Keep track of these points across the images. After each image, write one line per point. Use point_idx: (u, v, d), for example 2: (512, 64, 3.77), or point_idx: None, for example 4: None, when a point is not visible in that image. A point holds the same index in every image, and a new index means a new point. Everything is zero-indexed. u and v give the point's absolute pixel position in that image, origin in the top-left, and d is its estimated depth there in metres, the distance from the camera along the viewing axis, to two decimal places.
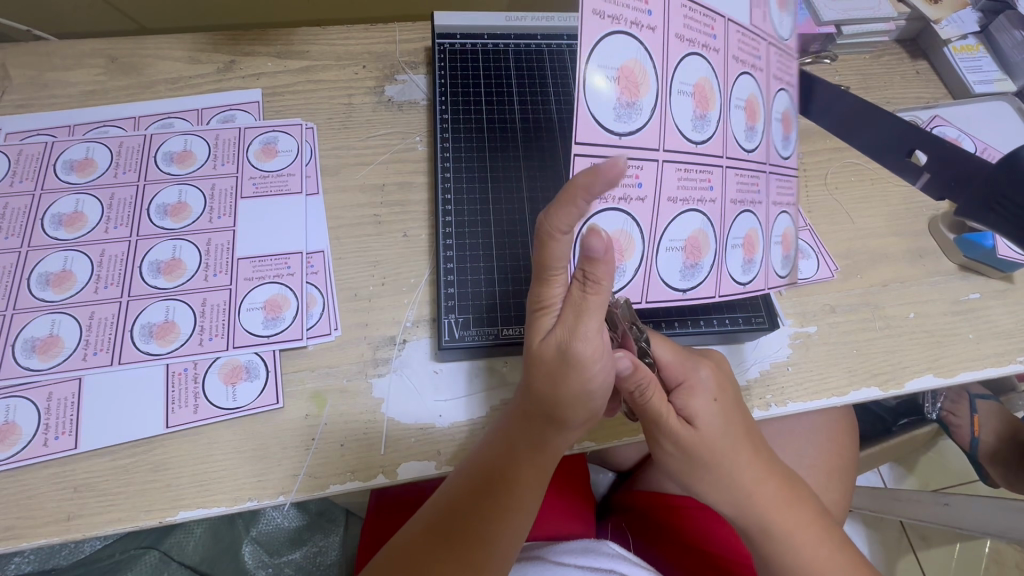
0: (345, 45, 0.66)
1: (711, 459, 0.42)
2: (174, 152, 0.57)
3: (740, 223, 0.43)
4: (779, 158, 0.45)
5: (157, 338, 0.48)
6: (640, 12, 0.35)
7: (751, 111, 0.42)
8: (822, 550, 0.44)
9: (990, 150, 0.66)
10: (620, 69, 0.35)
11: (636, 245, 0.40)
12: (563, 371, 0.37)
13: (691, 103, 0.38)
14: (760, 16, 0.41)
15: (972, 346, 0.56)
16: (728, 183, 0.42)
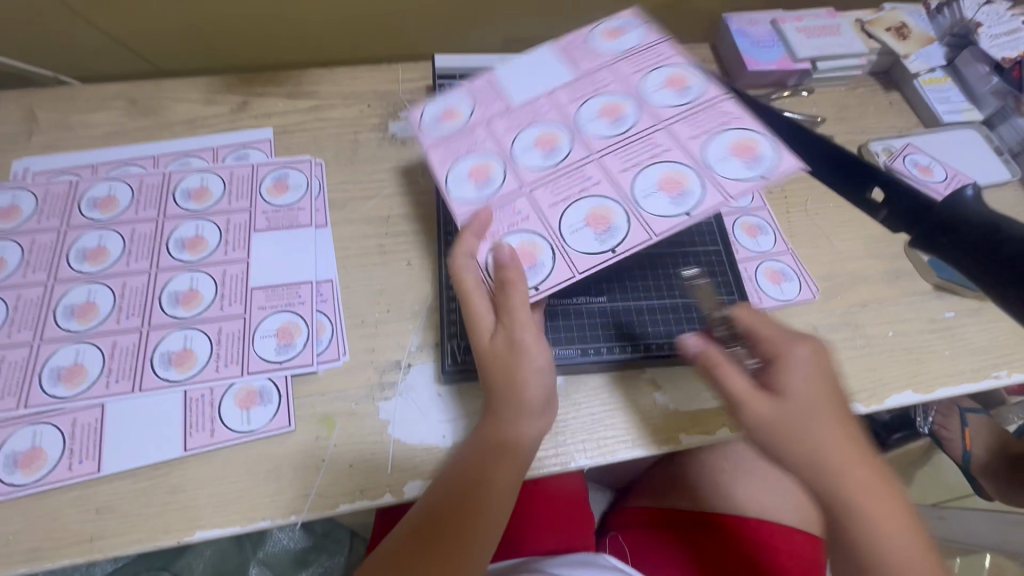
0: (351, 85, 0.71)
1: (794, 428, 0.43)
2: (191, 189, 0.60)
3: (644, 178, 0.51)
4: (672, 108, 0.54)
5: (176, 366, 0.51)
6: (471, 140, 0.55)
7: (611, 107, 0.55)
8: (920, 554, 0.41)
9: (961, 176, 0.70)
10: (470, 171, 0.53)
11: (539, 247, 0.49)
12: (512, 363, 0.46)
13: (537, 149, 0.53)
14: (586, 63, 0.58)
15: (948, 363, 0.59)
16: (610, 165, 0.52)
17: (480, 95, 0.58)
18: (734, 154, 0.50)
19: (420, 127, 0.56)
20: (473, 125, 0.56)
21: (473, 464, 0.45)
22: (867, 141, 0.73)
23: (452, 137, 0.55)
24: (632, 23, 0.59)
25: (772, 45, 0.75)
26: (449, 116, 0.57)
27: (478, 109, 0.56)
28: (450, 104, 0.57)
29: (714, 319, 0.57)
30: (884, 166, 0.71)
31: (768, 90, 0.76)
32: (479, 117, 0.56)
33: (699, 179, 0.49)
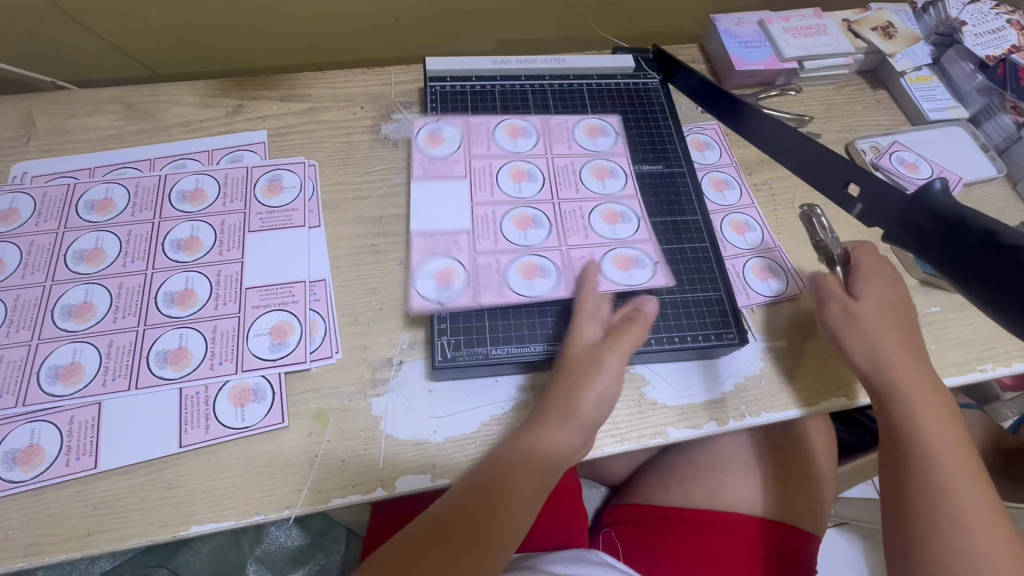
0: (345, 88, 0.72)
1: (866, 323, 0.54)
2: (186, 191, 0.61)
3: (586, 185, 0.64)
4: (539, 145, 0.66)
5: (171, 364, 0.52)
6: (484, 267, 0.57)
7: (515, 174, 0.64)
8: (950, 437, 0.50)
9: (947, 173, 0.71)
10: (527, 278, 0.57)
11: (629, 252, 0.60)
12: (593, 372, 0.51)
13: (527, 229, 0.60)
14: (437, 171, 0.63)
15: (934, 357, 0.60)
16: (567, 198, 0.63)
17: (443, 245, 0.59)
18: (590, 134, 0.68)
19: (446, 307, 0.56)
20: (473, 263, 0.58)
21: (515, 461, 0.47)
22: (855, 139, 0.74)
23: (474, 285, 0.56)
24: (434, 123, 0.67)
25: (759, 45, 0.76)
26: (445, 279, 0.57)
27: (458, 253, 0.58)
28: (435, 268, 0.58)
29: (700, 315, 0.58)
30: (870, 163, 0.72)
31: (756, 89, 0.77)
32: (465, 255, 0.58)
33: (609, 160, 0.66)
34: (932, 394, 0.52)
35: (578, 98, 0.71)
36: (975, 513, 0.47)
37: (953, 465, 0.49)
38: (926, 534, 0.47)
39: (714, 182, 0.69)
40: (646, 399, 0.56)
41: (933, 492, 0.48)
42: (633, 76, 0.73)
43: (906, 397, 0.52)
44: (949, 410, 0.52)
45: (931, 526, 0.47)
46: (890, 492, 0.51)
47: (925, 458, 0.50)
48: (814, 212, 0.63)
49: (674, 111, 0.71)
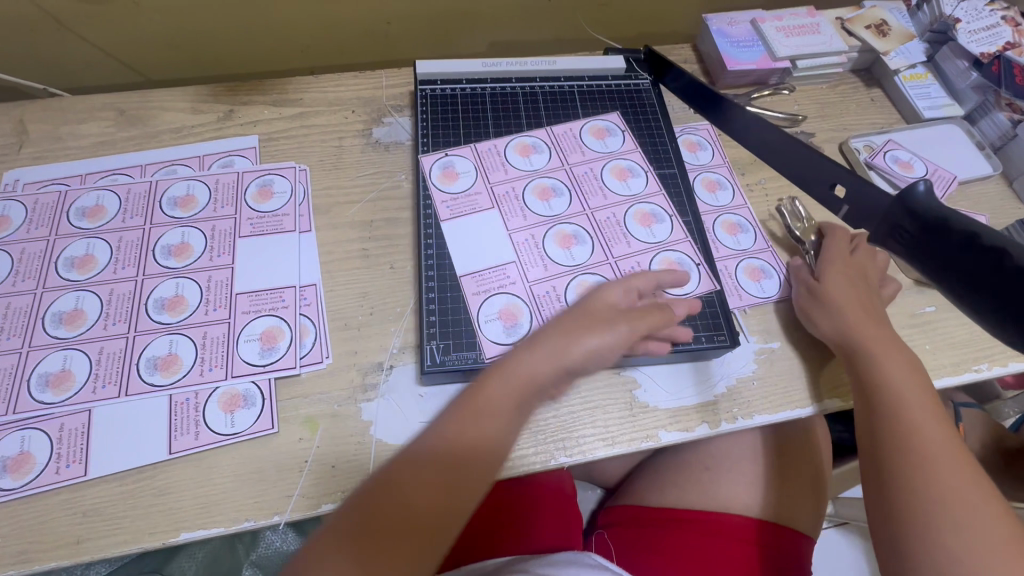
0: (336, 92, 0.72)
1: (830, 298, 0.57)
2: (177, 197, 0.61)
3: (611, 189, 0.64)
4: (551, 157, 0.66)
5: (161, 370, 0.52)
6: (544, 297, 0.57)
7: (540, 193, 0.63)
8: (919, 403, 0.50)
9: (941, 172, 0.70)
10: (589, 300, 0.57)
11: (672, 254, 0.61)
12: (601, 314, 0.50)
13: (568, 249, 0.60)
14: (456, 205, 0.62)
15: (928, 357, 0.59)
16: (595, 205, 0.63)
17: (495, 284, 0.57)
18: (596, 136, 0.68)
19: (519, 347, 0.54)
20: (534, 299, 0.57)
21: (493, 388, 0.47)
22: (849, 138, 0.74)
23: (541, 317, 0.56)
24: (445, 157, 0.65)
25: (751, 45, 0.75)
26: (511, 318, 0.56)
27: (514, 288, 0.57)
28: (497, 308, 0.56)
29: (692, 317, 0.58)
30: (864, 162, 0.71)
31: (749, 89, 0.77)
32: (521, 287, 0.57)
33: (630, 162, 0.66)
34: (901, 362, 0.53)
35: (569, 100, 0.70)
36: (952, 469, 0.46)
37: (924, 425, 0.49)
38: (905, 496, 0.46)
39: (706, 183, 0.68)
40: (637, 402, 0.55)
41: (906, 452, 0.48)
42: (625, 77, 0.73)
43: (870, 365, 0.53)
44: (919, 377, 0.52)
45: (906, 486, 0.46)
46: (867, 461, 0.50)
47: (896, 420, 0.50)
48: (793, 205, 0.65)
49: (665, 111, 0.71)
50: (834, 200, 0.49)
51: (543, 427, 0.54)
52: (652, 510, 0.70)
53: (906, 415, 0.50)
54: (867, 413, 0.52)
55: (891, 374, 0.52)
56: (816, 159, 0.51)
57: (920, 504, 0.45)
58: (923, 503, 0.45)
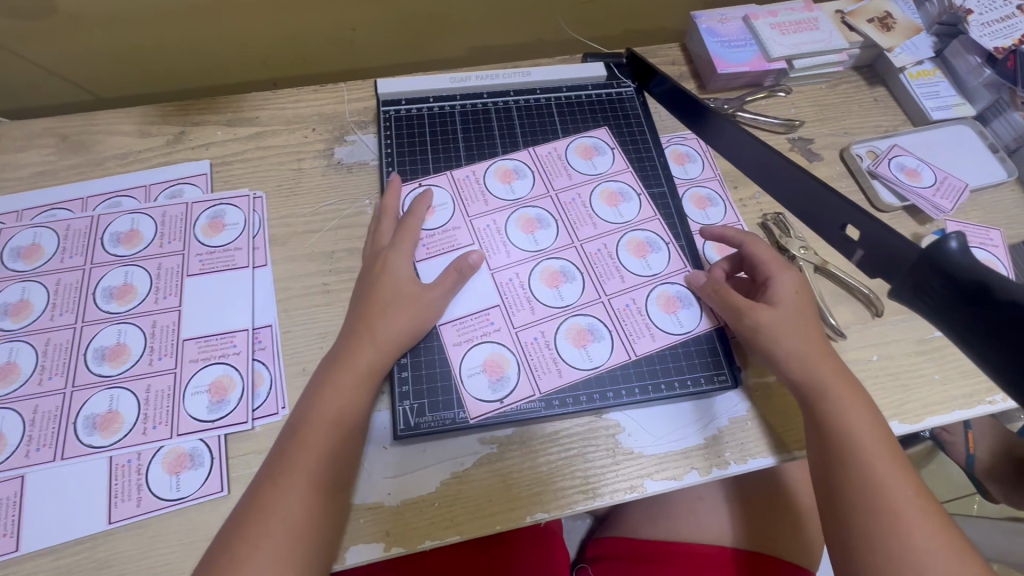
0: (295, 108, 0.66)
1: (784, 330, 0.49)
2: (120, 232, 0.57)
3: (600, 216, 0.60)
4: (532, 182, 0.61)
5: (101, 430, 0.48)
6: (530, 344, 0.53)
7: (525, 225, 0.59)
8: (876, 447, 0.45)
9: (952, 179, 0.64)
10: (576, 344, 0.53)
11: (669, 289, 0.57)
12: (381, 287, 0.51)
13: (553, 289, 0.56)
14: (438, 246, 0.57)
15: (938, 388, 0.55)
16: (586, 236, 0.59)
17: (478, 331, 0.53)
18: (582, 156, 0.63)
19: (508, 406, 0.51)
20: (520, 347, 0.53)
21: (330, 409, 0.46)
22: (850, 143, 0.68)
23: (529, 368, 0.52)
24: (418, 189, 0.60)
25: (744, 44, 0.70)
26: (495, 371, 0.52)
27: (498, 335, 0.53)
28: (480, 360, 0.52)
29: (689, 356, 0.54)
30: (867, 170, 0.66)
31: (742, 92, 0.72)
32: (506, 334, 0.53)
33: (621, 186, 0.62)
34: (853, 397, 0.47)
35: (546, 114, 0.65)
36: (904, 510, 0.42)
37: (876, 458, 0.45)
38: (859, 537, 0.43)
39: (696, 199, 0.63)
40: (621, 447, 0.51)
41: (857, 492, 0.44)
42: (606, 85, 0.68)
43: (832, 399, 0.47)
44: (870, 405, 0.47)
45: (861, 527, 0.43)
46: (829, 520, 0.45)
47: (849, 456, 0.45)
48: (778, 217, 0.61)
49: (650, 122, 0.66)
50: (847, 244, 0.45)
51: (518, 481, 0.49)
52: (643, 544, 0.65)
53: (858, 453, 0.45)
54: (825, 465, 0.46)
55: (848, 405, 0.47)
56: (826, 198, 0.46)
57: (873, 544, 0.42)
58: (872, 541, 0.42)
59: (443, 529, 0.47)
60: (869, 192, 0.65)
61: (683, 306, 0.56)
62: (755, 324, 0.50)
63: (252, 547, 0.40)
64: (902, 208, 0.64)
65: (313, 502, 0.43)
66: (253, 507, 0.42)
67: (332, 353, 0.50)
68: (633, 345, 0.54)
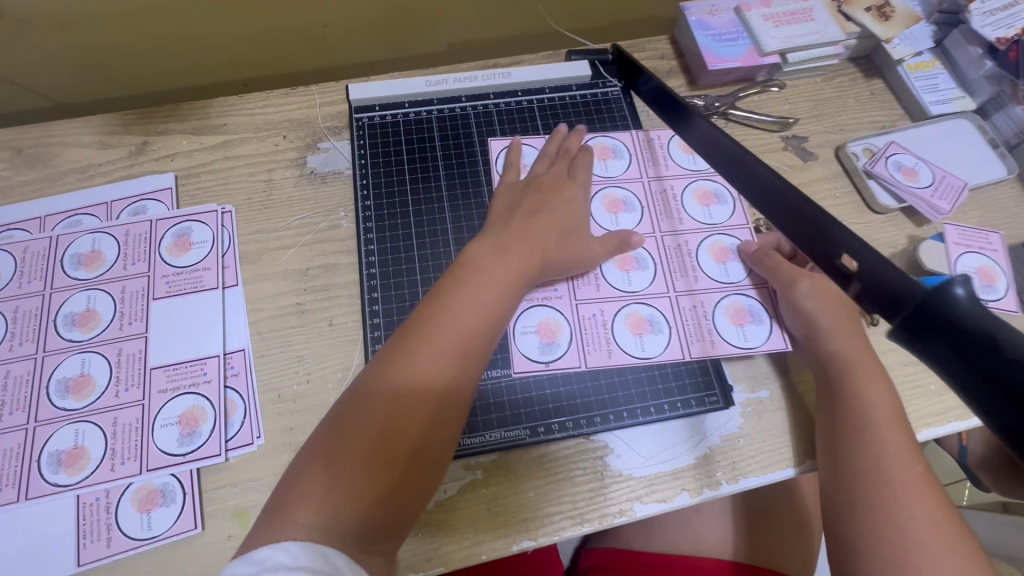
0: (264, 114, 0.63)
1: (830, 301, 0.52)
2: (81, 254, 0.54)
3: (684, 209, 0.60)
4: (624, 161, 0.62)
5: (66, 468, 0.46)
6: (589, 318, 0.54)
7: (609, 204, 0.59)
8: (890, 442, 0.46)
9: (950, 178, 0.61)
10: (637, 331, 0.54)
11: (740, 300, 0.56)
12: (541, 232, 0.51)
13: (625, 271, 0.56)
14: None
15: (934, 399, 0.53)
16: (670, 229, 0.59)
17: (541, 294, 0.55)
18: (683, 148, 0.63)
19: (551, 369, 0.52)
20: (578, 323, 0.54)
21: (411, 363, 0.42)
22: (845, 141, 0.66)
23: (581, 342, 0.53)
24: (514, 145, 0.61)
25: (736, 37, 0.66)
26: (548, 335, 0.53)
27: (558, 302, 0.55)
28: (536, 321, 0.54)
29: (679, 376, 0.53)
30: (863, 170, 0.63)
31: (734, 87, 0.69)
32: (567, 304, 0.55)
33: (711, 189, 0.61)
34: (876, 390, 0.48)
35: (528, 117, 0.63)
36: (908, 500, 0.42)
37: (889, 449, 0.45)
38: (863, 517, 0.43)
39: (700, 194, 0.61)
40: (610, 469, 0.49)
41: (865, 473, 0.45)
42: (591, 85, 0.65)
43: (844, 391, 0.49)
44: (891, 398, 0.48)
45: (865, 507, 0.44)
46: (833, 507, 0.46)
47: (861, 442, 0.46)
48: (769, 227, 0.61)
49: (636, 122, 0.64)
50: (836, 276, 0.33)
51: (506, 507, 0.48)
52: (631, 552, 0.65)
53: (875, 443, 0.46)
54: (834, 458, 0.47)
55: (865, 396, 0.48)
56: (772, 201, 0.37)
57: (873, 529, 0.42)
58: (871, 527, 0.43)
59: (427, 561, 0.46)
60: (864, 192, 0.63)
61: (752, 321, 0.55)
62: (807, 289, 0.52)
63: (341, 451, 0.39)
64: (899, 209, 0.62)
65: (375, 461, 0.39)
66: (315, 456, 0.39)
67: (490, 251, 0.49)
68: (688, 345, 0.54)
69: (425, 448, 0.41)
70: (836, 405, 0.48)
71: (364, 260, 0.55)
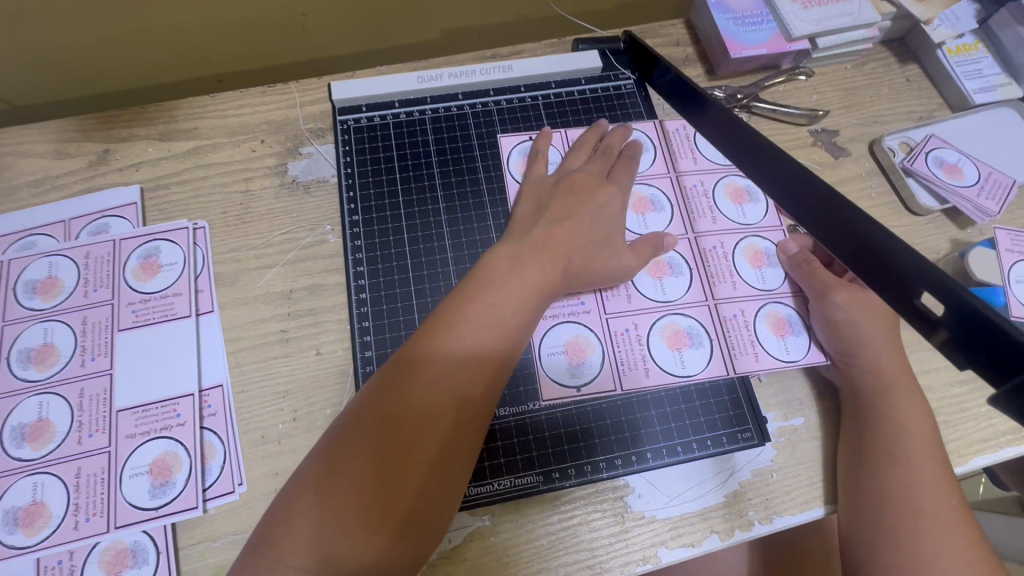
0: (239, 116, 0.57)
1: (868, 315, 0.47)
2: (36, 281, 0.48)
3: (718, 207, 0.54)
4: (652, 156, 0.56)
5: (24, 527, 0.41)
6: (622, 334, 0.49)
7: (636, 203, 0.54)
8: (933, 477, 0.41)
9: (997, 174, 0.55)
10: (674, 346, 0.49)
11: (780, 310, 0.51)
12: (572, 239, 0.46)
13: (656, 279, 0.51)
14: None
15: (984, 422, 0.49)
16: (705, 230, 0.54)
17: (566, 308, 0.50)
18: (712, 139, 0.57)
19: (582, 392, 0.47)
20: (609, 340, 0.49)
21: (420, 380, 0.38)
22: (880, 134, 0.60)
23: (615, 361, 0.48)
24: (528, 142, 0.56)
25: (760, 20, 0.60)
26: (577, 354, 0.48)
27: (586, 317, 0.49)
28: (562, 340, 0.49)
29: (709, 411, 0.48)
30: (900, 167, 0.57)
31: (757, 76, 0.62)
32: (595, 318, 0.49)
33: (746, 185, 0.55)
34: (915, 415, 0.43)
35: (532, 117, 0.57)
36: (954, 547, 0.39)
37: (927, 482, 0.41)
38: (881, 559, 0.40)
39: (731, 190, 0.55)
40: (630, 511, 0.45)
41: (895, 509, 0.40)
42: (601, 78, 0.60)
43: (876, 417, 0.44)
44: (931, 426, 0.43)
45: (884, 547, 0.40)
46: (857, 543, 0.41)
47: (894, 476, 0.41)
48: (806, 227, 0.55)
49: (652, 118, 0.58)
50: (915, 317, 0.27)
51: (515, 557, 0.43)
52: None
53: (909, 475, 0.41)
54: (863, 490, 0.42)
55: (901, 425, 0.43)
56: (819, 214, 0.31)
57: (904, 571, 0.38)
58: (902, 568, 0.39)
59: None
60: (903, 191, 0.57)
61: (793, 332, 0.50)
62: (842, 303, 0.47)
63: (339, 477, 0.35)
64: (941, 210, 0.56)
65: (376, 490, 0.34)
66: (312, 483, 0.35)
67: (503, 263, 0.43)
68: (733, 359, 0.49)
69: (435, 479, 0.36)
70: (867, 435, 0.44)
71: (352, 282, 0.50)
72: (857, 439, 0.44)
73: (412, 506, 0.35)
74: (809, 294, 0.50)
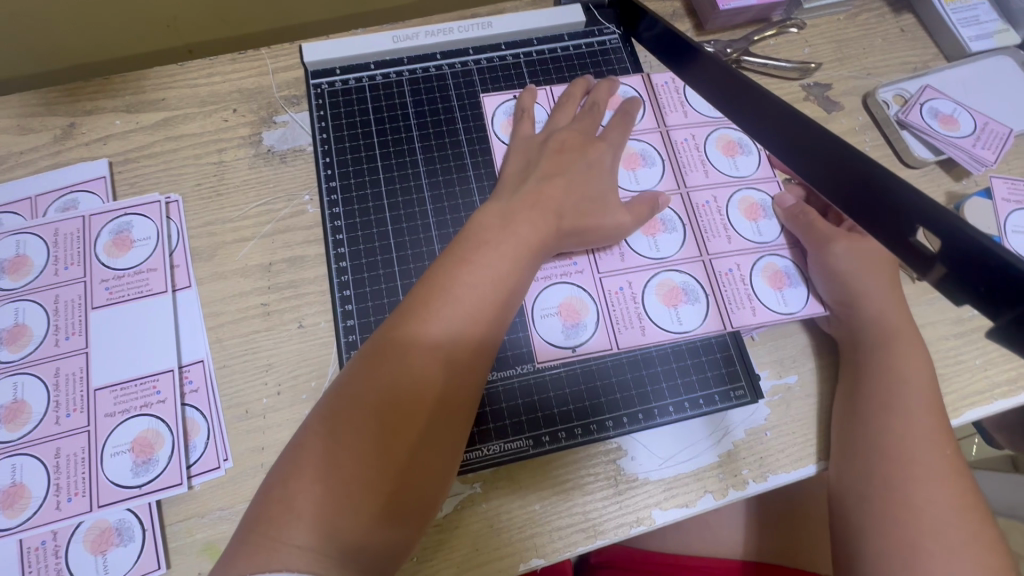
0: (209, 85, 0.54)
1: (867, 263, 0.46)
2: (5, 260, 0.47)
3: (711, 160, 0.53)
4: (644, 110, 0.54)
5: (5, 509, 0.40)
6: (616, 293, 0.48)
7: (627, 160, 0.52)
8: (927, 428, 0.40)
9: (993, 124, 0.54)
10: (669, 302, 0.48)
11: (777, 262, 0.50)
12: (561, 195, 0.44)
13: (650, 237, 0.50)
14: None
15: (979, 375, 0.48)
16: (698, 184, 0.52)
17: (558, 269, 0.48)
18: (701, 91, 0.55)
19: (577, 353, 0.46)
20: (603, 299, 0.48)
21: (412, 348, 0.36)
22: (875, 87, 0.58)
23: (610, 320, 0.47)
24: (512, 102, 0.54)
25: None
26: (572, 316, 0.47)
27: (579, 277, 0.48)
28: (556, 301, 0.47)
29: (701, 370, 0.47)
30: (895, 120, 0.56)
31: (747, 30, 0.60)
32: (588, 278, 0.48)
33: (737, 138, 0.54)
34: (912, 367, 0.43)
35: (514, 75, 0.55)
36: (944, 497, 0.38)
37: (920, 433, 0.40)
38: (872, 511, 0.39)
39: (724, 142, 0.54)
40: (624, 474, 0.44)
41: (888, 462, 0.40)
42: (585, 34, 0.57)
43: (872, 370, 0.43)
44: (928, 378, 0.43)
45: (874, 497, 0.39)
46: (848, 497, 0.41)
47: (886, 429, 0.41)
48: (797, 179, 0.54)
49: (639, 74, 0.56)
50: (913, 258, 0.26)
51: (507, 523, 0.43)
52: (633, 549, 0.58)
53: (904, 428, 0.41)
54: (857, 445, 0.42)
55: (898, 377, 0.42)
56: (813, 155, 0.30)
57: (892, 522, 0.38)
58: (891, 518, 0.38)
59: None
60: (898, 145, 0.56)
61: (790, 284, 0.49)
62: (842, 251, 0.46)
63: (330, 449, 0.33)
64: (936, 163, 0.55)
65: (370, 461, 0.33)
66: (301, 457, 0.34)
67: (493, 223, 0.42)
68: (729, 314, 0.48)
69: (430, 449, 0.35)
70: (863, 389, 0.43)
71: (332, 252, 0.49)
72: (854, 393, 0.43)
73: (409, 472, 0.34)
74: (807, 246, 0.49)
